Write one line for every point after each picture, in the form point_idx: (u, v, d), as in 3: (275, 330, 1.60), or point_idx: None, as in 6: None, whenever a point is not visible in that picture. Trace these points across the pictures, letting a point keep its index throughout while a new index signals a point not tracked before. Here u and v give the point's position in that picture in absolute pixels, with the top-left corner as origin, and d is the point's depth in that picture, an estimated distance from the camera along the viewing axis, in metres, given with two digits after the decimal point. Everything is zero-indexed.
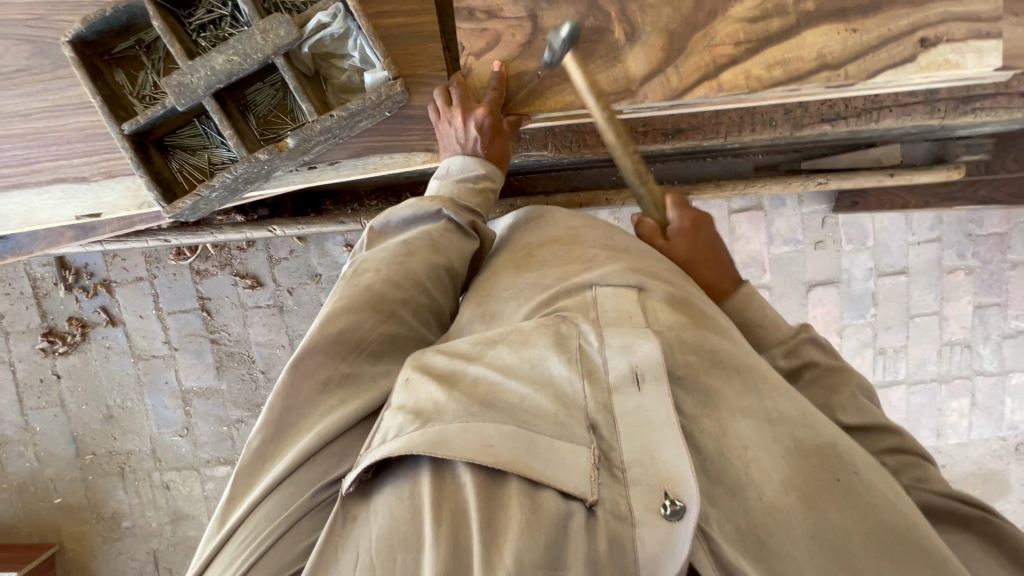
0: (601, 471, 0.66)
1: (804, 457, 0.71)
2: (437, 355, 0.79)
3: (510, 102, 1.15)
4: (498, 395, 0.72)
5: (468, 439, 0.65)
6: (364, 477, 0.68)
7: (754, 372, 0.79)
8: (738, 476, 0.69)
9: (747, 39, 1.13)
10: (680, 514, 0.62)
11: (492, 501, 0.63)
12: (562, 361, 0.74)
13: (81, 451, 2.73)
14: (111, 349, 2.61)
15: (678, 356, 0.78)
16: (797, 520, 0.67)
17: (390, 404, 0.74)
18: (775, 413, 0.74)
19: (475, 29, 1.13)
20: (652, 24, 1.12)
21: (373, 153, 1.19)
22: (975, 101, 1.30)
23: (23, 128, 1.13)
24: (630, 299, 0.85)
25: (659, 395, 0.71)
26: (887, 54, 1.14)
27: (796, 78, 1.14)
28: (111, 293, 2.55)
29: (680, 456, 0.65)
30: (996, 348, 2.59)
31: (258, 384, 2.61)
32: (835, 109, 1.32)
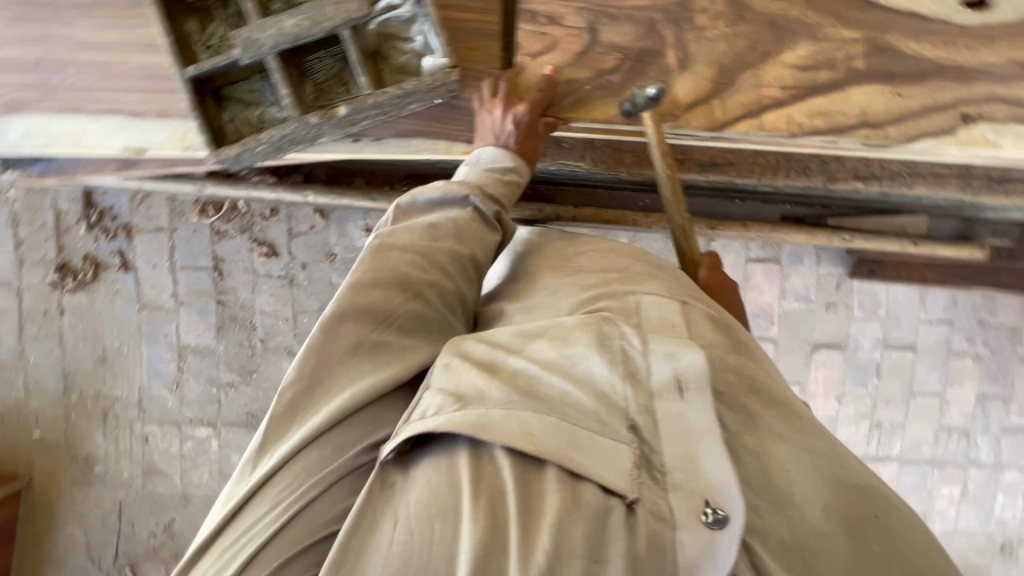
0: (641, 472, 0.69)
1: (840, 488, 0.74)
2: (476, 343, 0.83)
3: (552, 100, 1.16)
4: (538, 388, 0.76)
5: (510, 429, 0.70)
6: (403, 447, 0.73)
7: (785, 405, 0.84)
8: (783, 495, 0.71)
9: (794, 85, 1.16)
10: (723, 523, 0.64)
11: (529, 486, 0.67)
12: (604, 362, 0.77)
13: (68, 389, 2.73)
14: (118, 294, 2.64)
15: (720, 373, 0.81)
16: (840, 546, 0.69)
17: (430, 385, 0.79)
18: (807, 444, 0.79)
19: (536, 32, 1.16)
20: (706, 55, 1.15)
21: (416, 136, 1.22)
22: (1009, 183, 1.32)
23: (89, 58, 1.17)
24: (675, 311, 0.87)
25: (701, 404, 0.73)
26: (929, 122, 1.17)
27: (836, 129, 1.17)
28: (130, 238, 2.58)
29: (721, 465, 0.67)
30: (995, 440, 2.56)
31: (255, 352, 2.61)
32: (870, 168, 1.34)
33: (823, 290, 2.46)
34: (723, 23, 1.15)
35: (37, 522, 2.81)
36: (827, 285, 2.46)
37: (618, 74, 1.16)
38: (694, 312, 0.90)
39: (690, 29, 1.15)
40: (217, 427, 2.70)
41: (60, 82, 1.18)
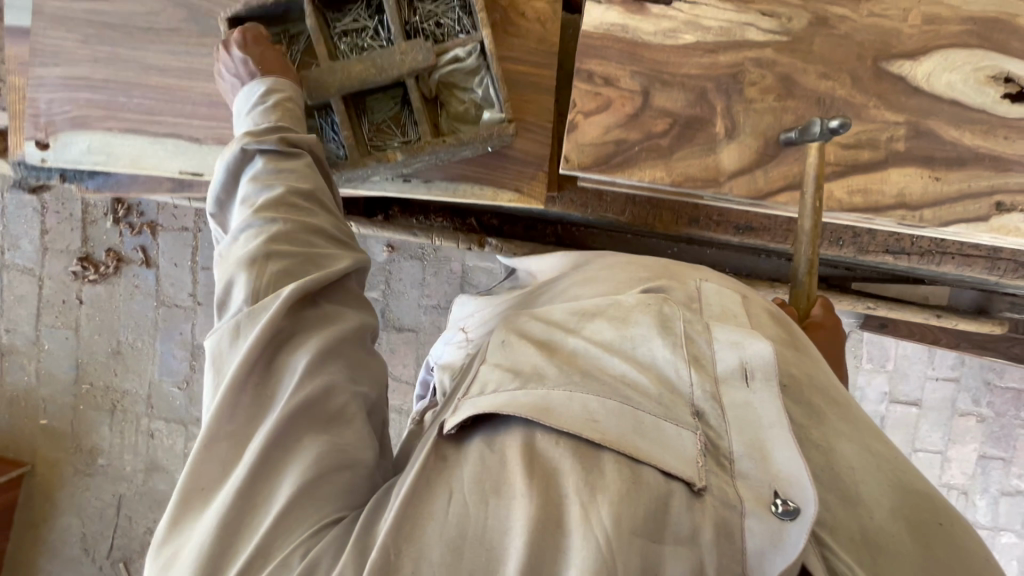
0: (707, 458, 0.71)
1: (905, 491, 0.76)
2: (535, 322, 0.87)
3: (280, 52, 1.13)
4: (599, 366, 0.78)
5: (571, 409, 0.71)
6: (464, 423, 0.73)
7: (844, 406, 0.87)
8: (850, 491, 0.74)
9: (835, 162, 1.20)
10: (793, 515, 0.67)
11: (589, 467, 0.66)
12: (665, 345, 0.80)
13: (80, 379, 2.75)
14: (137, 289, 2.66)
15: (784, 369, 0.84)
16: (904, 546, 0.71)
17: (488, 359, 0.82)
18: (871, 446, 0.81)
19: (590, 91, 1.19)
20: (752, 126, 1.19)
21: (465, 181, 1.25)
22: None
23: (156, 81, 1.21)
24: (733, 300, 0.95)
25: (767, 394, 0.77)
26: (963, 207, 1.21)
27: (873, 208, 1.20)
28: (154, 235, 2.61)
29: (788, 455, 0.72)
30: (993, 502, 2.57)
31: None
32: (901, 243, 1.38)
33: None
34: (772, 96, 1.19)
35: (35, 509, 2.82)
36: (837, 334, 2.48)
37: (666, 137, 1.20)
38: (755, 309, 0.97)
39: (739, 100, 1.19)
40: None
41: (124, 101, 1.21)
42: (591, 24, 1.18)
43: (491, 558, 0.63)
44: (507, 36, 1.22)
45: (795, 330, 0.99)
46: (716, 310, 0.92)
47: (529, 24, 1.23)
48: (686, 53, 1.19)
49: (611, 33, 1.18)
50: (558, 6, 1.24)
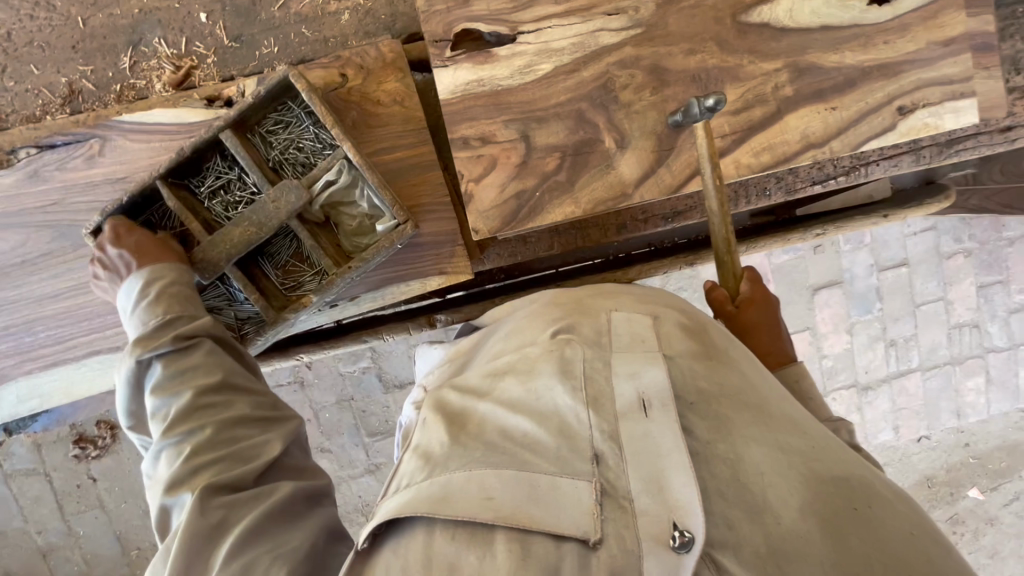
0: (604, 505, 0.74)
1: (817, 484, 0.79)
2: (450, 394, 0.94)
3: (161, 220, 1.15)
4: (504, 430, 0.84)
5: (468, 490, 0.76)
6: (375, 533, 0.78)
7: (760, 407, 0.89)
8: (758, 501, 0.76)
9: (732, 131, 1.18)
10: (689, 547, 0.69)
11: (483, 554, 0.71)
12: (565, 390, 0.84)
13: (127, 548, 2.67)
14: None
15: (691, 383, 0.87)
16: (816, 545, 0.73)
17: (412, 445, 0.89)
18: (784, 444, 0.83)
19: (472, 156, 1.15)
20: (641, 128, 1.16)
21: (390, 284, 1.23)
22: (958, 143, 1.36)
23: (53, 309, 1.18)
24: (645, 325, 0.96)
25: (665, 420, 0.80)
26: (868, 125, 1.19)
27: (784, 161, 1.19)
28: None
29: (686, 484, 0.74)
30: (1004, 324, 2.68)
31: None
32: (824, 170, 1.36)
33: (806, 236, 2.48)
34: (648, 92, 1.16)
35: None
36: None
37: (562, 171, 1.17)
38: (664, 325, 0.98)
39: (619, 108, 1.16)
40: None
41: (30, 340, 1.18)
42: (447, 90, 1.14)
43: None
44: (371, 130, 1.19)
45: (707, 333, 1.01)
46: (624, 336, 0.94)
47: (387, 110, 1.19)
48: (551, 83, 1.15)
49: (472, 92, 1.14)
50: (406, 78, 1.20)
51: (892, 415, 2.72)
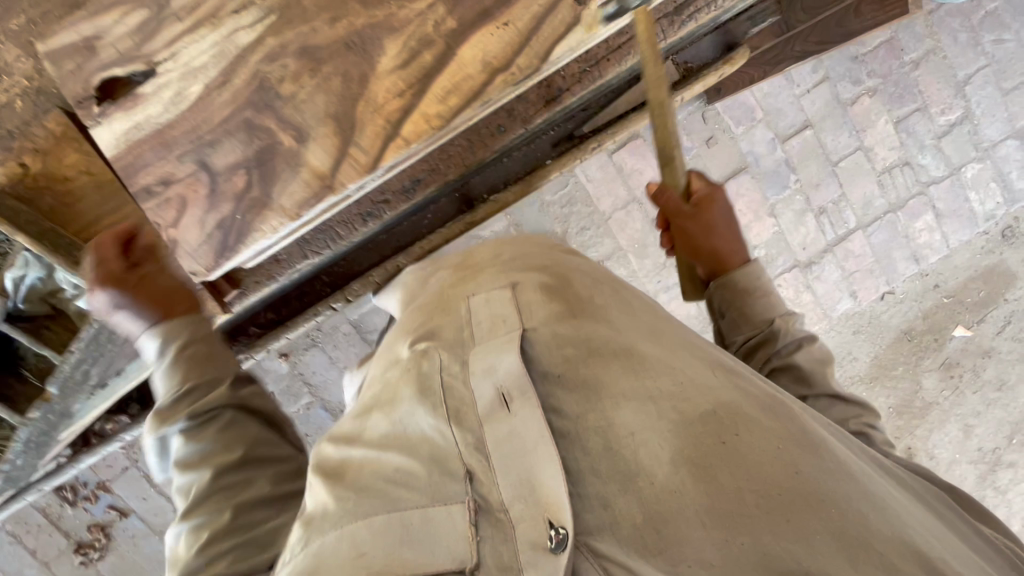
0: (480, 524, 0.78)
1: (687, 425, 0.82)
2: (329, 448, 0.96)
3: (104, 258, 1.34)
4: (377, 468, 0.87)
5: (340, 554, 0.77)
6: None
7: (633, 354, 0.92)
8: (630, 464, 0.80)
9: (405, 85, 1.32)
10: (563, 543, 0.73)
11: None
12: (427, 413, 0.89)
13: None
14: (137, 538, 2.96)
15: (556, 354, 0.91)
16: (688, 495, 0.77)
17: (304, 509, 0.90)
18: (654, 391, 0.87)
19: (160, 202, 1.30)
20: (315, 114, 1.30)
21: (144, 348, 1.66)
22: (687, 7, 1.67)
23: None
24: (503, 302, 1.02)
25: (525, 409, 0.84)
26: (550, 29, 1.35)
27: (473, 96, 1.35)
28: (110, 491, 2.86)
29: (552, 475, 0.78)
30: (936, 152, 2.83)
31: None
32: (558, 83, 1.72)
33: (694, 133, 2.56)
34: (306, 78, 1.28)
35: None
36: (695, 125, 2.56)
37: (253, 187, 1.32)
38: (525, 294, 1.03)
39: (286, 102, 1.29)
40: None
41: None
42: (109, 142, 1.28)
43: None
44: (72, 207, 1.50)
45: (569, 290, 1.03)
46: (484, 324, 0.99)
47: (75, 180, 1.49)
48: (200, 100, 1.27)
49: (134, 137, 1.28)
50: (88, 145, 1.48)
51: (846, 282, 2.87)
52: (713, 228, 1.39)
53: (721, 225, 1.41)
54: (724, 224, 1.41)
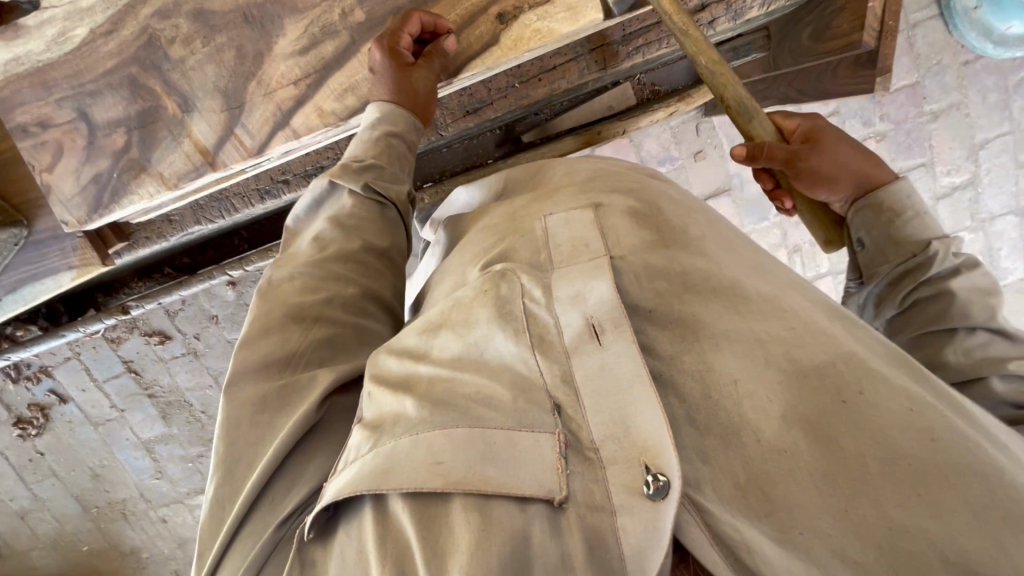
0: (569, 459, 0.97)
1: (798, 376, 0.96)
2: (389, 359, 1.20)
3: (401, 31, 1.82)
4: (451, 385, 1.08)
5: (420, 464, 0.98)
6: (326, 513, 1.05)
7: (738, 294, 1.07)
8: (734, 418, 0.96)
9: (303, 76, 2.05)
10: (663, 489, 0.89)
11: (436, 515, 0.94)
12: (505, 341, 1.09)
13: (87, 506, 4.92)
14: (72, 422, 4.56)
15: (649, 284, 1.09)
16: (798, 450, 0.91)
17: (362, 416, 1.16)
18: (761, 339, 1.01)
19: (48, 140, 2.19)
20: (202, 79, 2.08)
21: (17, 287, 2.58)
22: (631, 40, 2.24)
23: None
24: (582, 219, 1.21)
25: (616, 339, 1.01)
26: (475, 38, 1.96)
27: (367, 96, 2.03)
28: (50, 375, 4.38)
29: (651, 423, 0.94)
30: None
31: (203, 420, 4.60)
32: (485, 91, 2.38)
33: (687, 143, 3.17)
34: (198, 43, 2.05)
35: None
36: (689, 135, 3.16)
37: (137, 145, 2.17)
38: (610, 217, 1.21)
39: (176, 65, 2.08)
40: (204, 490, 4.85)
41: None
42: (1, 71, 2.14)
43: None
44: None
45: (658, 224, 1.20)
46: (566, 248, 1.16)
47: None
48: (95, 45, 2.09)
49: (18, 72, 2.15)
50: None
51: None
52: (841, 160, 1.59)
53: (850, 154, 1.60)
54: (852, 150, 1.61)
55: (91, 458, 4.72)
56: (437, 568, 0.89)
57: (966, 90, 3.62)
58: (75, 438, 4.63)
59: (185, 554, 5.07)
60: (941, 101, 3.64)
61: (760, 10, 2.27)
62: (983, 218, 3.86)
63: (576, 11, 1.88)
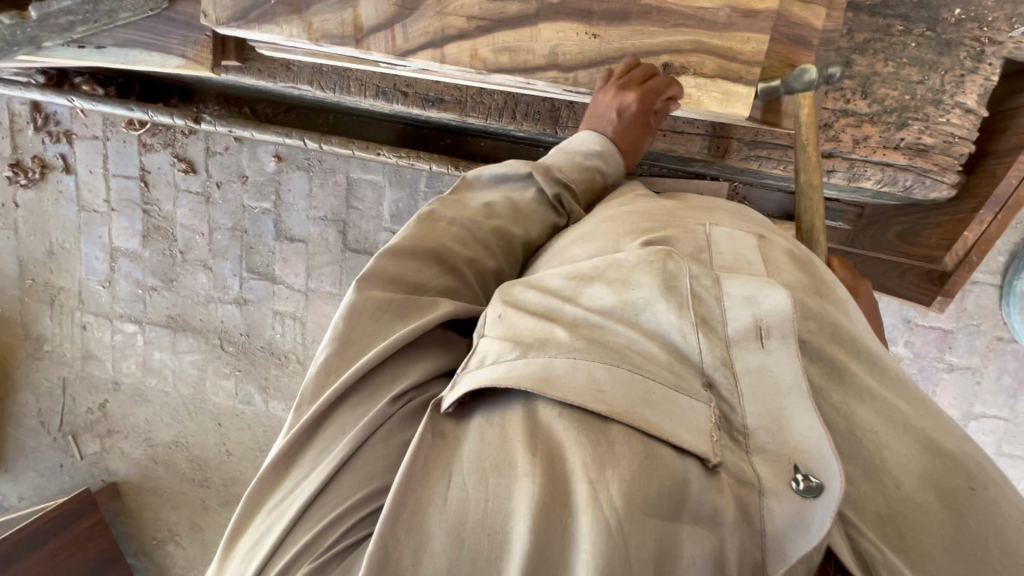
0: (722, 432, 1.04)
1: (938, 450, 1.09)
2: (529, 292, 1.28)
3: (643, 78, 2.02)
4: (605, 332, 1.15)
5: (584, 385, 1.04)
6: (464, 400, 1.13)
7: (879, 359, 1.21)
8: (880, 463, 1.06)
9: (481, 18, 2.10)
10: (816, 490, 0.97)
11: (599, 429, 0.99)
12: (669, 314, 1.13)
13: (24, 275, 4.79)
14: (61, 194, 4.52)
15: (806, 323, 1.15)
16: (933, 508, 1.03)
17: (487, 335, 1.24)
18: (903, 408, 1.13)
19: None
20: None
21: (130, 47, 2.36)
22: (759, 149, 2.31)
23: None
24: (747, 245, 1.30)
25: (779, 348, 1.07)
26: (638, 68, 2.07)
27: (523, 67, 2.12)
28: (70, 143, 4.37)
29: (810, 428, 1.02)
30: None
31: (174, 261, 4.51)
32: None
33: None
34: None
35: None
36: None
37: None
38: (773, 249, 1.32)
39: None
40: (138, 323, 4.72)
41: None
42: None
43: (492, 523, 0.96)
44: None
45: (813, 274, 1.31)
46: (728, 258, 1.27)
47: None
48: None
49: None
50: None
51: None
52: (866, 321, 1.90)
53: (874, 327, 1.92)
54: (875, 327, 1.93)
55: (56, 234, 4.62)
56: (596, 472, 0.95)
57: (987, 361, 3.89)
58: (54, 209, 4.58)
59: (81, 369, 4.91)
60: (964, 359, 3.90)
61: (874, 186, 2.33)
62: None
63: (729, 98, 2.03)
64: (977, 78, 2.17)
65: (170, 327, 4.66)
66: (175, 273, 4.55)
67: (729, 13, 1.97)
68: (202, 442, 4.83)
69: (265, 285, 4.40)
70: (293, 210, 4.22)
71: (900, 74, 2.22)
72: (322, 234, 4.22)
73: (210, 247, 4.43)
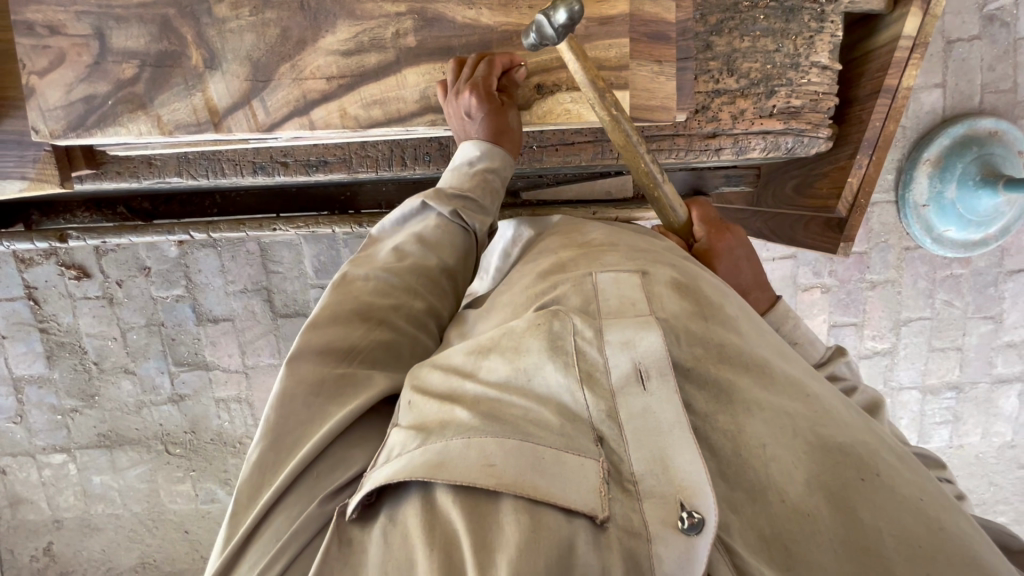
0: (609, 485, 1.08)
1: (821, 449, 1.16)
2: (433, 374, 1.34)
3: (489, 74, 1.94)
4: (501, 408, 1.20)
5: (476, 465, 1.09)
6: (366, 502, 1.18)
7: (763, 371, 1.28)
8: (764, 476, 1.12)
9: (342, 76, 2.02)
10: (698, 527, 1.00)
11: (488, 513, 1.05)
12: (557, 378, 1.20)
13: None
14: None
15: (686, 352, 1.25)
16: (817, 512, 1.09)
17: (398, 425, 1.29)
18: (789, 415, 1.21)
19: (40, 46, 1.92)
20: (237, 44, 1.98)
21: None
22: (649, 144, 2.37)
23: None
24: (632, 284, 1.37)
25: (655, 382, 1.16)
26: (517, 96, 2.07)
27: (400, 117, 2.06)
28: None
29: (689, 464, 1.07)
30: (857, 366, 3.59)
31: (91, 374, 4.06)
32: None
33: None
34: (246, 11, 1.97)
35: None
36: None
37: (135, 80, 1.97)
38: (655, 286, 1.38)
39: (215, 23, 1.97)
40: (68, 451, 4.21)
41: None
42: None
43: None
44: None
45: (696, 297, 1.38)
46: (614, 303, 1.32)
47: None
48: None
49: None
50: None
51: None
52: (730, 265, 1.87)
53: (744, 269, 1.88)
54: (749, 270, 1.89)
55: None
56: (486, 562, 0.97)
57: (902, 271, 4.19)
58: None
59: (9, 519, 4.34)
60: (883, 275, 4.17)
61: (761, 154, 2.44)
62: (894, 386, 4.35)
63: None
64: (824, 36, 2.30)
65: (103, 446, 4.21)
66: (95, 388, 4.10)
67: (585, 24, 2.04)
68: (172, 557, 4.41)
69: (198, 375, 4.09)
70: (209, 289, 3.95)
71: (757, 47, 2.30)
72: (247, 307, 3.99)
73: (127, 350, 4.02)
